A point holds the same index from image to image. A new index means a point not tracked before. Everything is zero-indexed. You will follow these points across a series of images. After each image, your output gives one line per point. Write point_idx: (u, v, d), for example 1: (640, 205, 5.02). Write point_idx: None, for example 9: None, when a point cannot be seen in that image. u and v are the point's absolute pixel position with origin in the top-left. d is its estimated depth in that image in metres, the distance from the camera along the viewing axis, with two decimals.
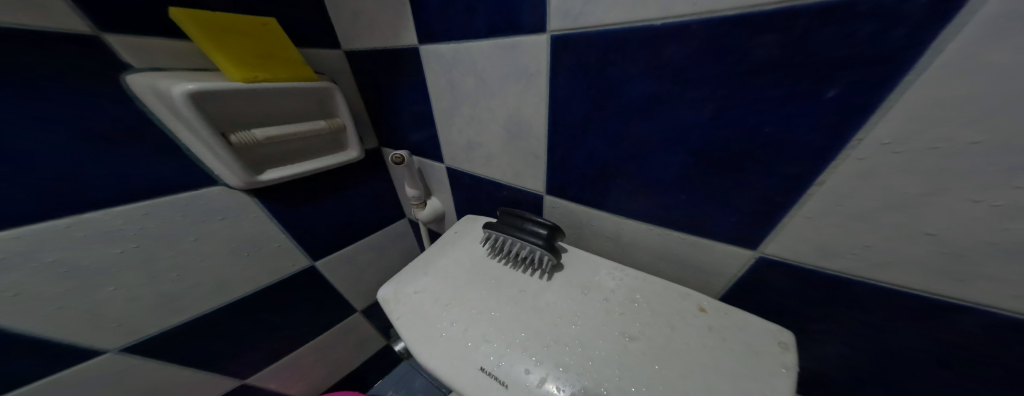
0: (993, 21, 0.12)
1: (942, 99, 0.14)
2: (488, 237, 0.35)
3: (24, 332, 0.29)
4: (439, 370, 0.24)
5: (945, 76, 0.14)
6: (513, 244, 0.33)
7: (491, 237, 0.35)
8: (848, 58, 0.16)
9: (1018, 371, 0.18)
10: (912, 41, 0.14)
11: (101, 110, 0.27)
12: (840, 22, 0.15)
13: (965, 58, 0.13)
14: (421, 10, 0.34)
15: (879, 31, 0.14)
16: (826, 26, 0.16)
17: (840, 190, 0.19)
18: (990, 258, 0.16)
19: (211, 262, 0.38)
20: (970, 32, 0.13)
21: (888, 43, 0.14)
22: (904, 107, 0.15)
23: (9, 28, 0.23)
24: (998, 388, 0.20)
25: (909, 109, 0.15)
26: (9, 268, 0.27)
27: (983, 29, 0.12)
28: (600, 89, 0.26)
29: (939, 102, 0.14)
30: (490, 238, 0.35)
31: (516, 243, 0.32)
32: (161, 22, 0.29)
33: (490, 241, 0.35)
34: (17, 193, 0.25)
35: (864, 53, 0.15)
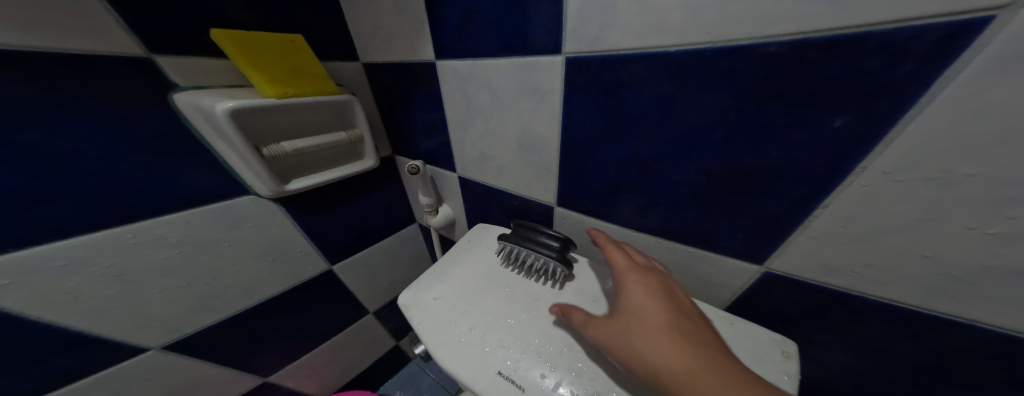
0: (994, 60, 0.13)
1: (944, 132, 0.15)
2: (501, 247, 0.36)
3: (81, 331, 0.32)
4: (459, 373, 0.26)
5: (949, 111, 0.15)
6: (527, 256, 0.34)
7: (505, 248, 0.36)
8: (855, 90, 0.17)
9: (1009, 381, 0.19)
10: (916, 77, 0.15)
11: (151, 126, 0.30)
12: (850, 56, 0.16)
13: (967, 95, 0.14)
14: (440, 28, 0.36)
15: (886, 67, 0.16)
16: (837, 57, 0.17)
17: (843, 213, 0.20)
18: (986, 280, 0.17)
19: (241, 265, 0.41)
20: (973, 71, 0.14)
21: (892, 79, 0.16)
22: (907, 139, 0.16)
23: (81, 55, 0.25)
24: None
25: (912, 140, 0.16)
26: (73, 272, 0.29)
27: (983, 69, 0.14)
28: (612, 109, 0.28)
29: (939, 136, 0.16)
30: (503, 249, 0.36)
31: (529, 254, 0.34)
32: (203, 43, 0.32)
33: (504, 251, 0.36)
34: (82, 204, 0.28)
35: (870, 87, 0.16)
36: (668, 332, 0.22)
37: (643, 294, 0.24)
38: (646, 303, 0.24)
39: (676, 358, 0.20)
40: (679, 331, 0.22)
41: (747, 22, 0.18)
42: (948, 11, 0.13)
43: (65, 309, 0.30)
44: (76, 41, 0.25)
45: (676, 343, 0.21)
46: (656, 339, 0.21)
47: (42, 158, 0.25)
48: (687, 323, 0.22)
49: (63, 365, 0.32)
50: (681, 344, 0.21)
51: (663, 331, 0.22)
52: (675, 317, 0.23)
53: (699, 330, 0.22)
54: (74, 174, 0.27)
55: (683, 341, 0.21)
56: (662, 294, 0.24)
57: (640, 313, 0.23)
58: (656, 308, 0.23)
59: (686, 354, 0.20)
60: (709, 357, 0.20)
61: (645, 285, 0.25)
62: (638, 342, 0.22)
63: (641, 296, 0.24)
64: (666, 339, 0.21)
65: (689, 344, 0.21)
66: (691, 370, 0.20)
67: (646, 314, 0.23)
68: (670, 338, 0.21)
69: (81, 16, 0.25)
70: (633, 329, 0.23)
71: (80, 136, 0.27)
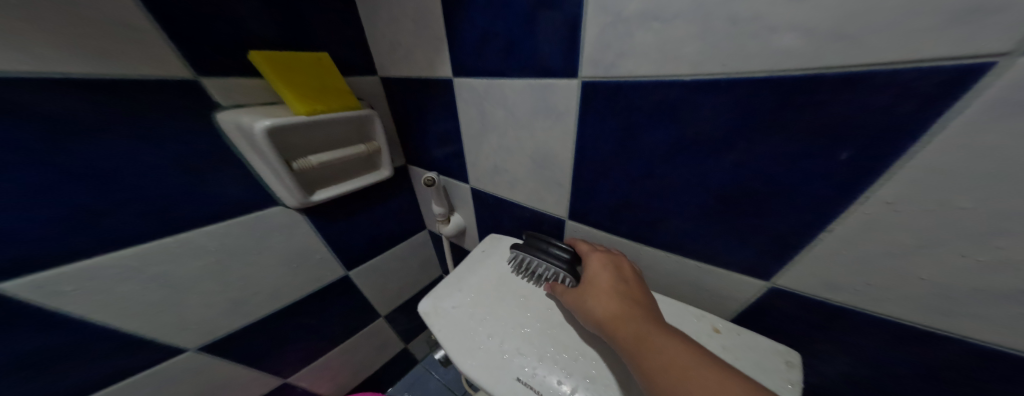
0: (989, 105, 0.15)
1: (941, 167, 0.17)
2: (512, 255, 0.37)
3: (132, 333, 0.34)
4: (481, 379, 0.27)
5: (947, 148, 0.16)
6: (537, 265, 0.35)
7: (517, 257, 0.37)
8: (862, 125, 0.18)
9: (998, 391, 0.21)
10: (918, 116, 0.17)
11: (197, 143, 0.32)
12: (857, 93, 0.18)
13: (964, 136, 0.16)
14: (458, 48, 0.38)
15: (891, 104, 0.17)
16: (848, 92, 0.18)
17: (845, 237, 0.22)
18: (980, 301, 0.19)
19: (268, 271, 0.43)
20: (971, 113, 0.15)
21: (897, 116, 0.17)
22: (909, 173, 0.18)
23: (142, 80, 0.28)
24: None
25: (914, 174, 0.18)
26: (127, 279, 0.32)
27: (979, 113, 0.15)
28: (626, 130, 0.29)
29: (939, 171, 0.17)
30: (515, 257, 0.37)
31: (539, 263, 0.34)
32: (242, 65, 0.34)
33: (516, 260, 0.37)
34: (137, 216, 0.31)
35: (876, 122, 0.18)
36: (608, 293, 0.28)
37: (597, 265, 0.30)
38: (595, 272, 0.29)
39: (610, 309, 0.26)
40: (617, 291, 0.27)
41: (761, 57, 0.20)
42: (942, 60, 0.15)
43: (119, 313, 0.33)
44: (139, 68, 0.28)
45: (612, 299, 0.27)
46: (598, 297, 0.28)
47: (107, 175, 0.28)
48: (625, 286, 0.28)
49: (110, 365, 0.34)
50: (616, 300, 0.27)
51: (604, 291, 0.28)
52: (617, 282, 0.28)
53: (634, 291, 0.27)
54: (133, 188, 0.30)
55: (617, 298, 0.27)
56: (611, 266, 0.30)
57: (589, 279, 0.29)
58: (603, 276, 0.29)
59: (617, 306, 0.26)
60: (636, 309, 0.26)
61: (600, 259, 0.31)
62: (586, 300, 0.28)
63: (594, 267, 0.30)
64: (608, 297, 0.27)
65: (623, 300, 0.27)
66: (619, 317, 0.25)
67: (596, 279, 0.29)
68: (609, 296, 0.27)
69: (144, 45, 0.28)
70: (585, 292, 0.29)
71: (139, 154, 0.29)
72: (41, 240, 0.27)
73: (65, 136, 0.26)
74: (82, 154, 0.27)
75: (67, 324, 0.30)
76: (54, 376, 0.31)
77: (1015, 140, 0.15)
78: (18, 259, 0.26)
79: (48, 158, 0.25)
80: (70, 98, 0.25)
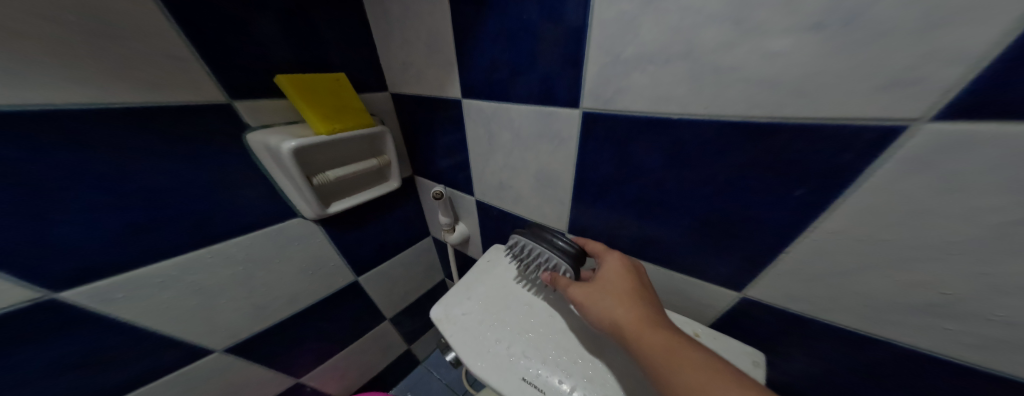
0: (903, 161, 0.19)
1: (871, 205, 0.21)
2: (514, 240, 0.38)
3: (169, 335, 0.37)
4: (491, 379, 0.31)
5: (874, 190, 0.21)
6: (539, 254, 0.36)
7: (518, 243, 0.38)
8: (816, 167, 0.22)
9: (918, 385, 0.25)
10: (856, 163, 0.21)
11: (230, 160, 0.36)
12: (810, 141, 0.22)
13: (886, 182, 0.20)
14: (469, 73, 0.41)
15: (836, 152, 0.21)
16: (804, 140, 0.22)
17: (802, 257, 0.26)
18: (904, 311, 0.23)
19: (287, 277, 0.46)
20: (890, 166, 0.20)
21: (840, 162, 0.21)
22: (848, 208, 0.22)
23: (186, 106, 0.32)
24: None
25: (852, 209, 0.22)
26: (167, 286, 0.35)
27: (896, 166, 0.20)
28: (621, 157, 0.33)
29: (871, 208, 0.21)
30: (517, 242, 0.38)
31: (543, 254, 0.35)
32: (270, 88, 0.38)
33: (516, 247, 0.38)
34: (179, 227, 0.34)
35: (826, 166, 0.22)
36: (628, 295, 0.30)
37: (617, 267, 0.33)
38: (616, 275, 0.32)
39: (631, 310, 0.29)
40: (636, 294, 0.30)
41: (737, 103, 0.24)
42: (872, 121, 0.19)
43: (159, 318, 0.36)
44: (186, 95, 0.31)
45: (630, 302, 0.30)
46: (619, 297, 0.30)
47: (156, 191, 0.31)
48: (642, 289, 0.31)
49: (146, 365, 0.37)
50: (636, 302, 0.30)
51: (623, 294, 0.30)
52: (636, 285, 0.31)
53: (649, 297, 0.30)
54: (178, 203, 0.33)
55: (636, 302, 0.29)
56: (629, 270, 0.33)
57: (609, 281, 0.32)
58: (623, 280, 0.32)
59: (637, 310, 0.29)
60: (653, 312, 0.29)
61: (620, 261, 0.33)
62: (606, 300, 0.31)
63: (614, 268, 0.33)
64: (628, 299, 0.30)
65: (641, 302, 0.30)
66: (640, 318, 0.28)
67: (617, 280, 0.32)
68: (629, 298, 0.30)
69: (190, 75, 0.31)
70: (607, 290, 0.31)
71: (183, 171, 0.33)
72: (98, 251, 0.30)
73: (123, 159, 0.29)
74: (135, 173, 0.30)
75: (114, 326, 0.33)
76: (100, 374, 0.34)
77: (920, 187, 0.19)
78: (80, 268, 0.29)
79: (108, 178, 0.29)
80: (123, 124, 0.29)
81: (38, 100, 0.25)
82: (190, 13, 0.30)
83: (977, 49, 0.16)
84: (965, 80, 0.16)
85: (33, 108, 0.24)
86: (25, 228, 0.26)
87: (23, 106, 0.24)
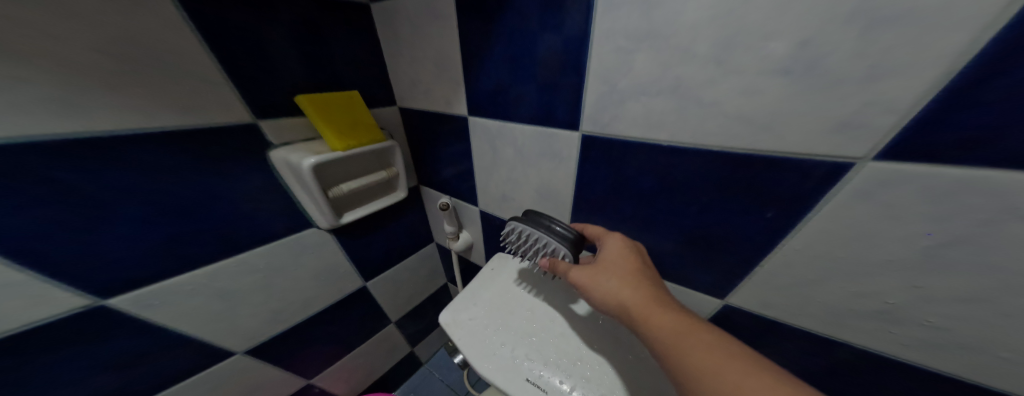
0: (852, 192, 0.23)
1: (827, 227, 0.25)
2: (512, 227, 0.39)
3: (198, 338, 0.40)
4: (498, 380, 0.34)
5: (829, 215, 0.25)
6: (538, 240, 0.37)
7: (515, 229, 0.38)
8: (783, 194, 0.26)
9: (867, 378, 0.30)
10: (813, 192, 0.25)
11: (256, 175, 0.39)
12: (778, 171, 0.26)
13: (839, 208, 0.24)
14: (476, 93, 0.45)
15: (798, 182, 0.25)
16: (774, 170, 0.26)
17: (773, 269, 0.30)
18: (855, 317, 0.27)
19: (302, 282, 0.48)
20: (841, 196, 0.24)
21: (802, 190, 0.25)
22: (809, 229, 0.26)
23: (218, 127, 0.35)
24: (863, 390, 0.31)
25: (813, 230, 0.26)
26: (196, 292, 0.37)
27: (846, 196, 0.23)
28: (617, 177, 0.36)
29: (829, 229, 0.25)
30: (515, 229, 0.39)
31: (541, 240, 0.37)
32: (290, 108, 0.41)
33: (514, 232, 0.39)
34: (209, 238, 0.37)
35: (792, 193, 0.26)
36: (631, 276, 0.32)
37: (619, 250, 0.35)
38: (619, 257, 0.34)
39: (635, 290, 0.31)
40: (638, 275, 0.32)
41: (718, 135, 0.28)
42: (827, 158, 0.23)
43: (189, 322, 0.38)
44: (220, 117, 0.35)
45: (632, 282, 0.32)
46: (623, 278, 0.32)
47: (192, 205, 0.34)
48: (643, 270, 0.33)
49: (176, 365, 0.39)
50: (639, 282, 0.32)
51: (625, 275, 0.32)
52: (637, 266, 0.33)
53: (650, 277, 0.32)
54: (211, 215, 0.36)
55: (638, 282, 0.32)
56: (630, 252, 0.35)
57: (612, 263, 0.34)
58: (625, 262, 0.34)
59: (640, 289, 0.31)
60: (654, 291, 0.31)
61: (621, 244, 0.35)
62: (610, 281, 0.33)
63: (616, 251, 0.35)
64: (631, 279, 0.32)
65: (643, 282, 0.32)
66: (643, 297, 0.30)
67: (620, 262, 0.34)
68: (632, 278, 0.32)
69: (224, 99, 0.34)
70: (611, 272, 0.33)
71: (215, 186, 0.36)
72: (141, 260, 0.33)
73: (165, 177, 0.32)
74: (174, 189, 0.33)
75: (149, 329, 0.36)
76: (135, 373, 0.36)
77: (867, 214, 0.23)
78: (123, 276, 0.32)
79: (151, 194, 0.32)
80: (162, 145, 0.31)
81: (96, 128, 0.28)
82: (222, 42, 0.33)
83: (903, 105, 0.19)
84: (895, 130, 0.20)
85: (93, 135, 0.28)
86: (80, 241, 0.29)
87: (81, 134, 0.27)
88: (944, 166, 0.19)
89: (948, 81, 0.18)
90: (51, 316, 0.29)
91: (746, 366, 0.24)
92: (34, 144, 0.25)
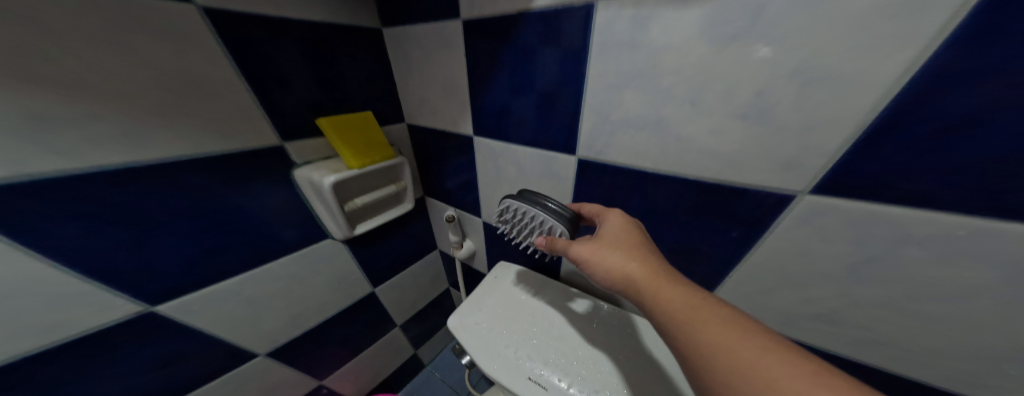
0: (795, 218, 0.29)
1: (778, 244, 0.31)
2: (507, 205, 0.40)
3: (228, 340, 0.44)
4: (503, 378, 0.38)
5: (779, 235, 0.30)
6: (533, 218, 0.39)
7: (511, 207, 0.39)
8: (744, 218, 0.32)
9: None
10: (764, 217, 0.30)
11: (282, 191, 0.43)
12: (739, 199, 0.31)
13: (786, 230, 0.30)
14: (481, 117, 0.49)
15: (755, 209, 0.31)
16: (737, 199, 0.31)
17: (740, 279, 0.35)
18: (806, 319, 0.33)
19: (318, 288, 0.52)
20: (788, 220, 0.29)
21: (758, 215, 0.31)
22: (765, 246, 0.32)
23: (251, 150, 0.39)
24: None
25: (767, 247, 0.31)
26: (228, 299, 0.41)
27: (791, 221, 0.29)
28: (609, 196, 0.41)
29: (778, 247, 0.31)
30: (510, 207, 0.40)
31: (538, 217, 0.38)
32: (312, 130, 0.45)
33: (509, 211, 0.40)
34: (240, 249, 0.41)
35: (750, 217, 0.31)
36: (635, 249, 0.31)
37: (621, 225, 0.34)
38: (622, 231, 0.33)
39: (641, 263, 0.30)
40: (643, 249, 0.32)
41: (692, 166, 0.33)
42: (774, 190, 0.29)
43: (220, 326, 0.42)
44: (254, 142, 0.39)
45: (638, 255, 0.31)
46: (628, 251, 0.31)
47: (228, 220, 0.39)
48: (647, 245, 0.32)
49: (208, 366, 0.43)
50: (645, 256, 0.31)
51: (630, 248, 0.32)
52: (641, 241, 0.33)
53: (655, 252, 0.32)
54: (245, 229, 0.40)
55: (643, 255, 0.31)
56: (632, 228, 0.34)
57: (616, 237, 0.33)
58: (628, 237, 0.33)
59: (646, 262, 0.30)
60: (661, 265, 0.30)
61: (624, 221, 0.35)
62: (615, 254, 0.32)
63: (619, 226, 0.34)
64: (636, 252, 0.31)
65: (649, 255, 0.31)
66: (650, 269, 0.30)
67: (623, 236, 0.33)
68: (638, 251, 0.31)
69: (258, 125, 0.39)
70: (616, 246, 0.32)
71: (248, 203, 0.40)
72: (184, 270, 0.37)
73: (207, 196, 0.36)
74: (214, 207, 0.37)
75: (188, 332, 0.39)
76: (172, 373, 0.40)
77: (807, 236, 0.29)
78: (169, 284, 0.36)
79: (197, 211, 0.36)
80: (206, 169, 0.35)
81: (157, 156, 0.32)
82: (255, 74, 0.37)
83: (825, 154, 0.25)
84: (821, 172, 0.26)
85: (155, 162, 0.32)
86: (136, 255, 0.33)
87: (144, 161, 0.31)
88: (859, 201, 0.25)
89: (855, 138, 0.23)
90: (109, 321, 0.33)
91: (761, 344, 0.23)
92: (111, 171, 0.30)
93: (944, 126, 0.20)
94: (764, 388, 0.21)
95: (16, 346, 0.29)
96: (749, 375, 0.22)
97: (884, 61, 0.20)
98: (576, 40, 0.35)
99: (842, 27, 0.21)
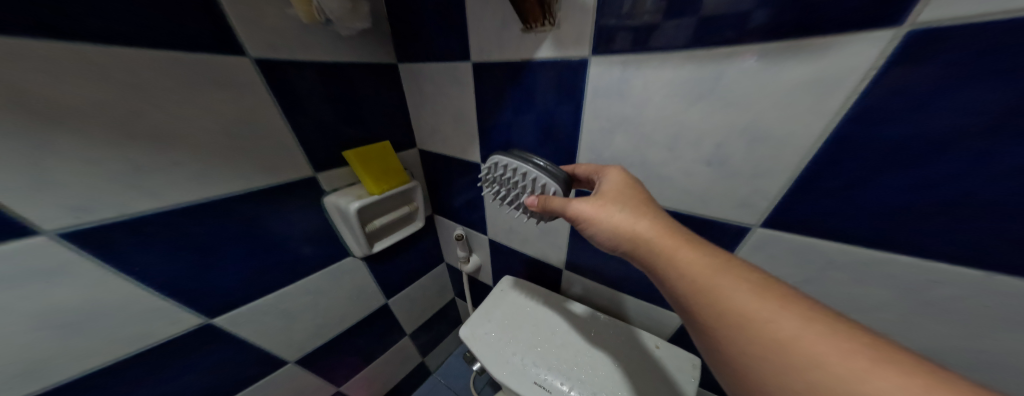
0: (753, 245, 0.35)
1: None
2: (496, 162, 0.40)
3: (265, 349, 0.49)
4: (510, 382, 0.44)
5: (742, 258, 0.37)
6: (522, 175, 0.39)
7: (498, 162, 0.40)
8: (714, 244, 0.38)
9: None
10: (728, 243, 0.37)
11: (314, 216, 0.49)
12: (708, 228, 0.38)
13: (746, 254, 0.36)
14: (489, 147, 0.56)
15: (721, 237, 0.37)
16: (707, 227, 0.38)
17: None
18: None
19: (341, 301, 0.57)
20: (746, 247, 0.36)
21: (724, 242, 0.37)
22: None
23: (290, 183, 0.45)
24: None
25: None
26: (267, 312, 0.47)
27: (750, 247, 0.36)
28: None
29: None
30: (499, 164, 0.40)
31: (526, 175, 0.38)
32: (339, 161, 0.51)
33: (496, 166, 0.40)
34: (277, 268, 0.46)
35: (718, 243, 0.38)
36: (642, 207, 0.32)
37: (624, 185, 0.35)
38: (625, 190, 0.34)
39: (649, 221, 0.31)
40: (648, 206, 0.32)
41: (670, 199, 0.39)
42: (734, 222, 0.35)
43: (259, 336, 0.47)
44: (293, 175, 0.45)
45: (644, 213, 0.32)
46: (635, 210, 0.32)
47: (268, 244, 0.44)
48: (650, 201, 0.33)
49: (248, 371, 0.48)
50: (651, 213, 0.32)
51: (635, 206, 0.32)
52: (644, 198, 0.33)
53: (658, 209, 0.33)
54: (282, 250, 0.46)
55: (650, 212, 0.32)
56: (634, 186, 0.35)
57: (620, 195, 0.34)
58: (631, 195, 0.34)
59: (653, 220, 0.31)
60: (666, 221, 0.31)
61: (625, 180, 0.36)
62: (621, 211, 0.32)
63: (621, 185, 0.35)
64: (643, 212, 0.32)
65: (654, 213, 0.32)
66: (657, 227, 0.31)
67: (626, 195, 0.34)
68: (644, 209, 0.32)
69: (295, 160, 0.45)
70: (621, 204, 0.33)
71: (285, 228, 0.46)
72: (232, 288, 0.42)
73: (255, 224, 0.42)
74: (259, 232, 0.43)
75: (235, 342, 0.45)
76: (219, 379, 0.45)
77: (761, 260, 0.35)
78: (221, 301, 0.42)
79: (245, 237, 0.42)
80: (254, 201, 0.41)
81: (219, 193, 0.38)
82: (294, 117, 0.43)
83: (763, 197, 0.32)
84: (764, 211, 0.33)
85: (219, 198, 0.38)
86: (196, 276, 0.38)
87: (211, 198, 0.37)
88: (794, 233, 0.32)
89: (785, 186, 0.30)
90: (173, 334, 0.39)
91: (790, 308, 0.24)
92: (188, 206, 0.36)
93: (867, 164, 0.25)
94: (809, 361, 0.22)
95: (102, 355, 0.34)
96: (790, 345, 0.23)
97: (799, 132, 0.27)
98: (573, 89, 0.41)
99: (773, 100, 0.28)
